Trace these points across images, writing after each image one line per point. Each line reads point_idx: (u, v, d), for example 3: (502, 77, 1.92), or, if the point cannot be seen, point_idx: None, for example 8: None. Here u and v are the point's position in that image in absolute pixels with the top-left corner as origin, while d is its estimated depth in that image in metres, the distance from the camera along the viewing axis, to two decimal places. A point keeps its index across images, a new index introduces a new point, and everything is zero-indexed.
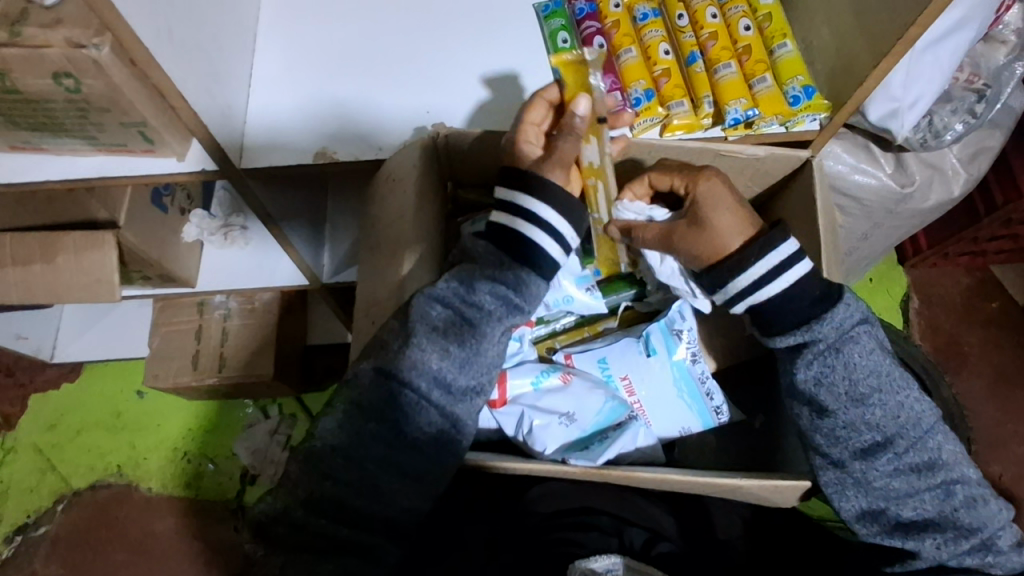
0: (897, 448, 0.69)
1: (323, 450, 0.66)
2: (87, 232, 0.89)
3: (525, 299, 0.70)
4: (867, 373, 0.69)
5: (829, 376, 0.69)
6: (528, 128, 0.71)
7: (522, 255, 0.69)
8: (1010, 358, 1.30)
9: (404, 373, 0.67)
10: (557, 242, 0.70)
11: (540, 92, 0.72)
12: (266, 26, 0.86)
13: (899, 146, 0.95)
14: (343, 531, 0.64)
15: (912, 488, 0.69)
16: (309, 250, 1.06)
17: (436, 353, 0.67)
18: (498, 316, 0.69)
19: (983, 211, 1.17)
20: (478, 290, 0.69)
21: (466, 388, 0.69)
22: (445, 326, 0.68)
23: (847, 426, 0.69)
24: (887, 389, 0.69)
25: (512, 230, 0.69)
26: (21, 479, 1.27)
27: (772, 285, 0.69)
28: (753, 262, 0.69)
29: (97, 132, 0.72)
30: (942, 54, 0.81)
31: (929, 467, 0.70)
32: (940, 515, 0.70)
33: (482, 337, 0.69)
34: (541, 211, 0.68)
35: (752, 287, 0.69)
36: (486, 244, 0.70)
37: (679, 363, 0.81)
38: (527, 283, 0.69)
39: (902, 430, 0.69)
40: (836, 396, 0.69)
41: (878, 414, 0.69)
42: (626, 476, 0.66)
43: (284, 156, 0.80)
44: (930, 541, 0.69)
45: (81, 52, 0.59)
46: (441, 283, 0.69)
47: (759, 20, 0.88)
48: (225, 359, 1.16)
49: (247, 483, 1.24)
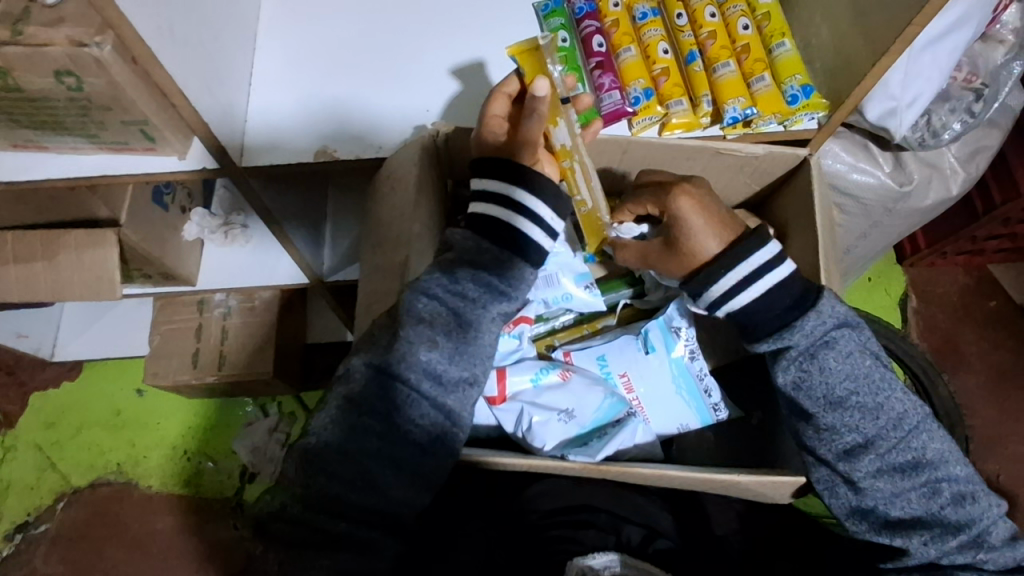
0: (878, 449, 0.69)
1: (320, 446, 0.66)
2: (87, 231, 0.89)
3: (510, 284, 0.70)
4: (843, 377, 0.69)
5: (806, 381, 0.70)
6: (493, 118, 0.70)
7: (513, 247, 0.70)
8: (1008, 356, 1.30)
9: (393, 366, 0.67)
10: (547, 234, 0.71)
11: (500, 86, 0.71)
12: (267, 25, 0.86)
13: (897, 145, 0.95)
14: (342, 526, 0.64)
15: (898, 488, 0.70)
16: (309, 248, 1.06)
17: (424, 345, 0.67)
18: (482, 303, 0.70)
19: (982, 210, 1.18)
20: (460, 279, 0.69)
21: (459, 379, 0.69)
22: (433, 318, 0.68)
23: (829, 430, 0.70)
24: (865, 391, 0.70)
25: (502, 224, 0.70)
26: (21, 477, 1.27)
27: (747, 293, 0.69)
28: (724, 273, 0.69)
29: (98, 131, 0.73)
30: (941, 53, 0.81)
31: (913, 466, 0.70)
32: (928, 514, 0.70)
33: (472, 326, 0.69)
34: (535, 205, 0.70)
35: (727, 296, 0.70)
36: (467, 232, 0.71)
37: (677, 360, 0.82)
38: (512, 267, 0.70)
39: (882, 431, 0.69)
40: (813, 400, 0.70)
41: (857, 416, 0.69)
42: (624, 471, 0.67)
43: (284, 155, 0.80)
44: (918, 539, 0.69)
45: (83, 50, 0.59)
46: (428, 276, 0.69)
47: (758, 19, 0.88)
48: (225, 357, 1.16)
49: (246, 481, 1.25)
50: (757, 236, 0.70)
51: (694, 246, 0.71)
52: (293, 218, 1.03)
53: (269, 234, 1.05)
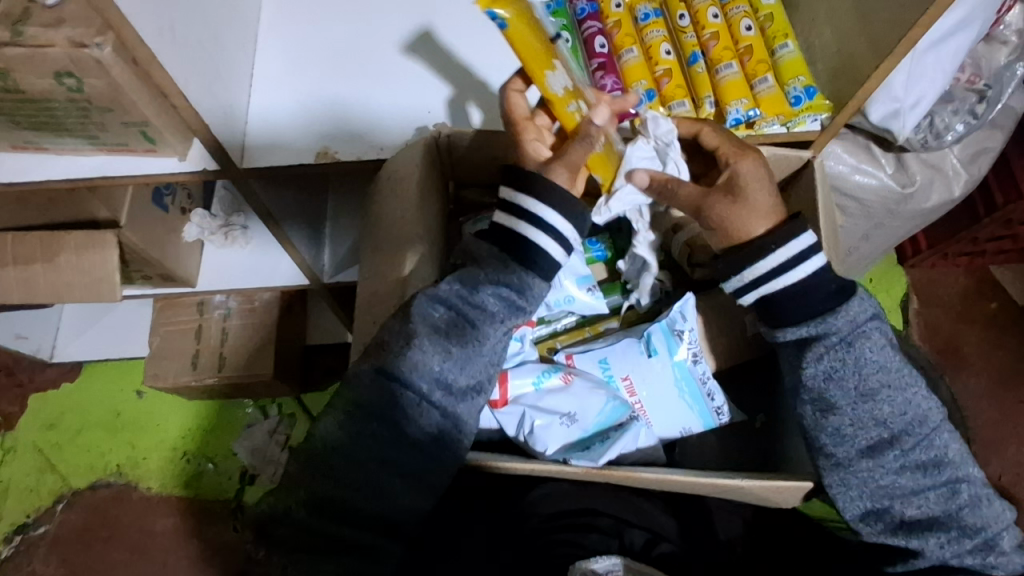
0: (904, 445, 0.70)
1: (323, 450, 0.66)
2: (87, 232, 0.89)
3: (527, 298, 0.70)
4: (877, 369, 0.69)
5: (839, 371, 0.69)
6: (529, 142, 0.71)
7: (521, 255, 0.69)
8: (1011, 358, 1.30)
9: (406, 375, 0.67)
10: (557, 240, 0.69)
11: (507, 86, 0.70)
12: (267, 25, 0.86)
13: (899, 147, 0.95)
14: (345, 530, 0.64)
15: (916, 486, 0.70)
16: (309, 249, 1.05)
17: (437, 354, 0.68)
18: (500, 317, 0.70)
19: (984, 211, 1.17)
20: (480, 290, 0.69)
21: (467, 388, 0.69)
22: (446, 329, 0.68)
23: (854, 423, 0.70)
24: (895, 385, 0.70)
25: (512, 229, 0.69)
26: (20, 479, 1.27)
27: (793, 272, 0.68)
28: (772, 249, 0.68)
29: (98, 132, 0.72)
30: (944, 55, 0.81)
31: (934, 465, 0.70)
32: (945, 514, 0.70)
33: (483, 338, 0.69)
34: (543, 211, 0.68)
35: (772, 271, 0.68)
36: (490, 244, 0.70)
37: (680, 363, 0.81)
38: (531, 284, 0.69)
39: (907, 427, 0.70)
40: (845, 392, 0.69)
41: (885, 410, 0.70)
42: (628, 476, 0.66)
43: (284, 156, 0.80)
44: (934, 540, 0.69)
45: (83, 51, 0.59)
46: (443, 284, 0.69)
47: (760, 20, 0.88)
48: (225, 359, 1.16)
49: (246, 483, 1.24)
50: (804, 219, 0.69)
51: (753, 210, 0.69)
52: (294, 219, 1.03)
53: (268, 233, 1.05)
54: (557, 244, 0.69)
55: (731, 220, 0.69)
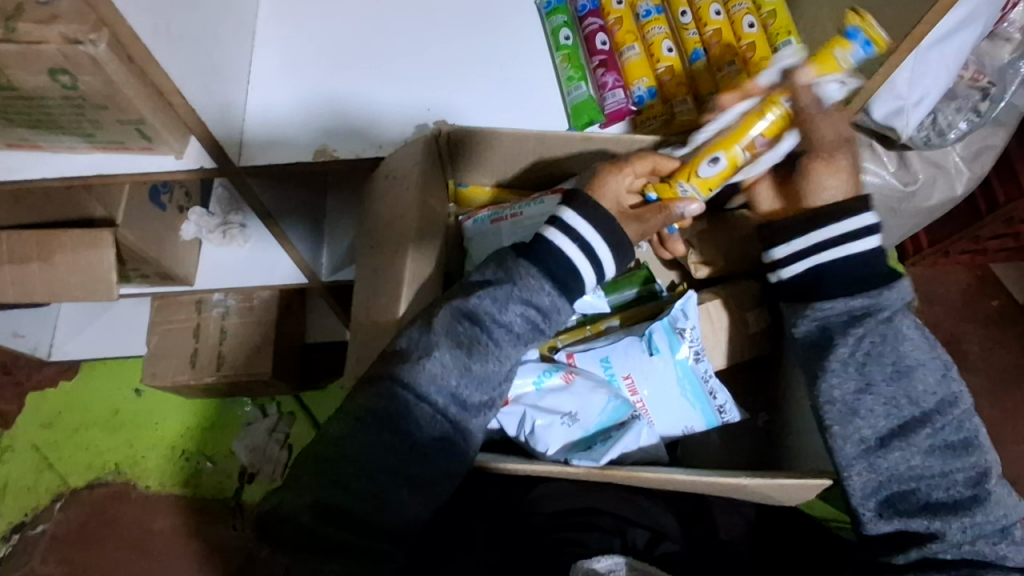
0: (934, 424, 0.70)
1: (339, 456, 0.65)
2: (84, 230, 0.87)
3: (549, 324, 0.72)
4: (912, 347, 0.71)
5: (877, 347, 0.70)
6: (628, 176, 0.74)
7: (559, 275, 0.70)
8: (1011, 356, 1.30)
9: (421, 387, 0.66)
10: (585, 252, 0.70)
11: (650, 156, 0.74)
12: (264, 25, 0.85)
13: (903, 145, 0.93)
14: (351, 537, 0.63)
15: (945, 467, 0.70)
16: (309, 248, 1.05)
17: (456, 370, 0.68)
18: (523, 337, 0.71)
19: (985, 209, 1.17)
20: (510, 310, 0.69)
21: (481, 404, 0.69)
22: (469, 344, 0.68)
23: (888, 400, 0.70)
24: (928, 365, 0.71)
25: (544, 240, 0.71)
26: (18, 477, 1.26)
27: (851, 246, 0.71)
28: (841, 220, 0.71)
29: (93, 130, 0.71)
30: (951, 51, 0.79)
31: (964, 446, 0.70)
32: (971, 498, 0.69)
33: (503, 358, 0.70)
34: (573, 218, 0.70)
35: (834, 242, 0.71)
36: (529, 265, 0.70)
37: (682, 362, 0.80)
38: (557, 310, 0.71)
39: (937, 407, 0.70)
40: (882, 368, 0.70)
41: (919, 389, 0.70)
42: (630, 476, 0.65)
43: (283, 153, 0.78)
44: (958, 524, 0.68)
45: (77, 48, 0.58)
46: (474, 298, 0.69)
47: (763, 17, 0.87)
48: (224, 357, 1.15)
49: (246, 482, 1.24)
50: (851, 207, 0.71)
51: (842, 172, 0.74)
52: (295, 217, 1.02)
53: (267, 232, 1.04)
54: (589, 262, 0.71)
55: (827, 172, 0.73)
